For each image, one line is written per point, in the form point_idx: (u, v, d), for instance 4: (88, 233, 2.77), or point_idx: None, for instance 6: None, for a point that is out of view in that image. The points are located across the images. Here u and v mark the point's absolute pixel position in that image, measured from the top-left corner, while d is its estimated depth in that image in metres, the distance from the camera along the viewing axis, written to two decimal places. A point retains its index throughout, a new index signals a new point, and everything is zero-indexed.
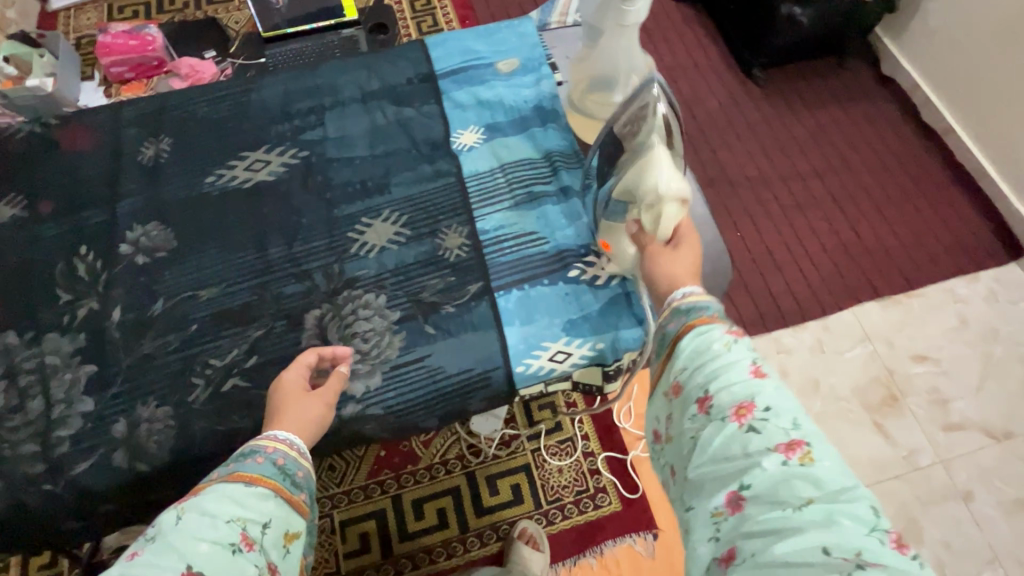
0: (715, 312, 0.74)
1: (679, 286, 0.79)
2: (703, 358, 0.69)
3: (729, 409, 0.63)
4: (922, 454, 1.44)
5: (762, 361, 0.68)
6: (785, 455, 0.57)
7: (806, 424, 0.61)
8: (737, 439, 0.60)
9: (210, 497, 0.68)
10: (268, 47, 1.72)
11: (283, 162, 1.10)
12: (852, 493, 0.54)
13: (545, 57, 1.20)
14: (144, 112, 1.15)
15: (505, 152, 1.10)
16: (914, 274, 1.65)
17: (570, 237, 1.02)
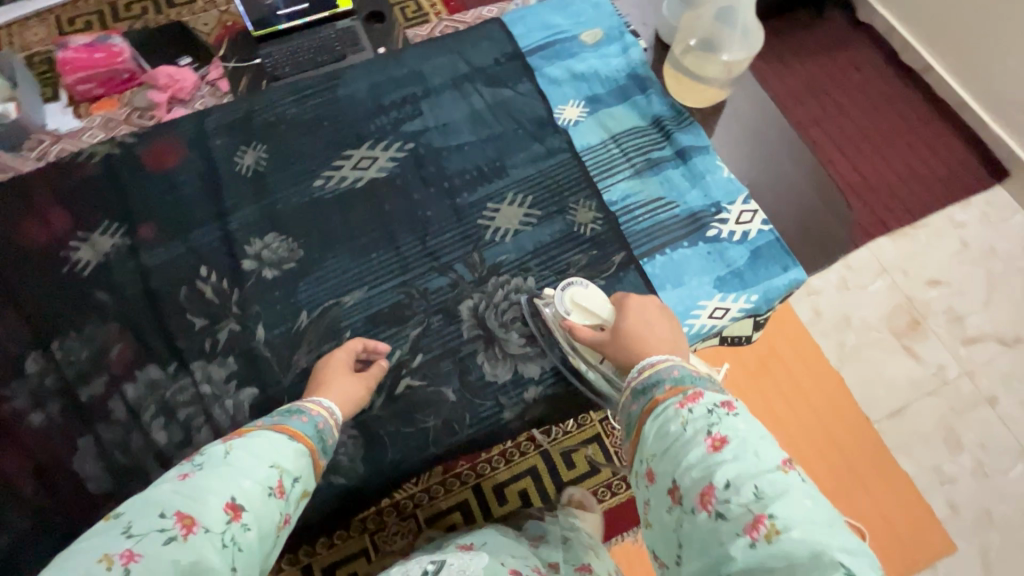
0: (666, 386, 0.76)
1: (650, 357, 0.82)
2: (668, 441, 0.70)
3: (696, 491, 0.64)
4: (950, 369, 1.56)
5: (719, 424, 0.68)
6: (751, 536, 0.58)
7: (767, 487, 0.61)
8: (707, 528, 0.62)
9: (259, 439, 0.72)
10: (261, 47, 1.63)
11: (393, 156, 1.16)
12: (827, 560, 0.54)
13: (625, 25, 1.26)
14: (229, 120, 1.20)
15: (613, 123, 1.17)
16: (918, 207, 1.76)
17: (699, 197, 1.09)
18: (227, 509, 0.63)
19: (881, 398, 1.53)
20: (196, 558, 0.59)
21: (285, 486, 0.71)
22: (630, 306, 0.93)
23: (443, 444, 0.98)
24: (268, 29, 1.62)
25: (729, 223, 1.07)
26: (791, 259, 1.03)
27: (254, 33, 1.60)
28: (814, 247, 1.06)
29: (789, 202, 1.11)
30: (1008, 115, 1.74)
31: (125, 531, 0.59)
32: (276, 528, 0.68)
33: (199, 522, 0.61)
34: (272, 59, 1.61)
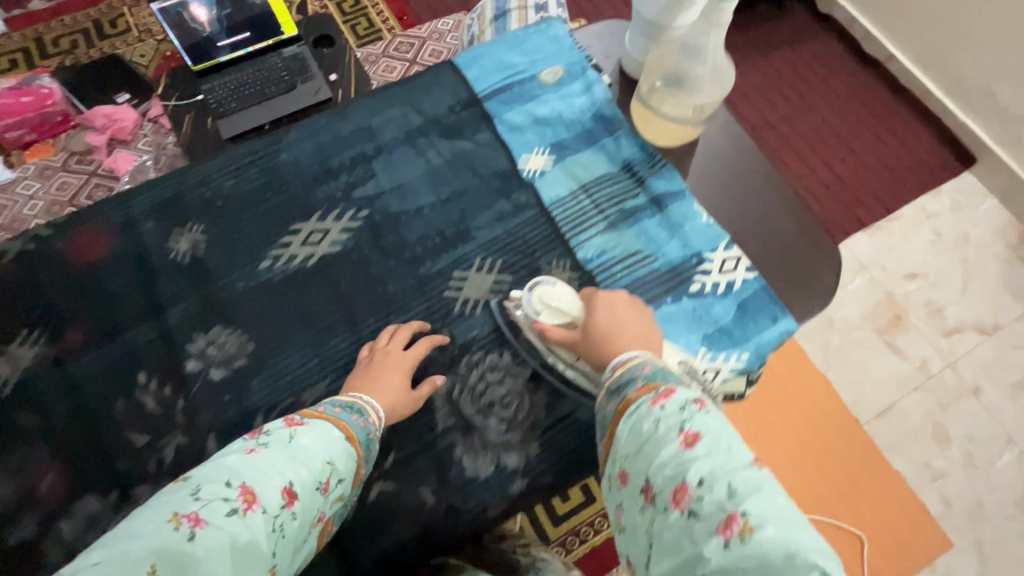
0: (638, 383, 0.74)
1: (619, 355, 0.81)
2: (643, 439, 0.68)
3: (667, 489, 0.62)
4: (934, 363, 1.56)
5: (692, 421, 0.66)
6: (725, 535, 0.56)
7: (742, 485, 0.59)
8: (678, 528, 0.59)
9: (315, 433, 0.76)
10: (202, 82, 1.51)
11: (348, 227, 1.09)
12: (797, 557, 0.53)
13: (586, 59, 1.18)
14: (160, 201, 1.11)
15: (582, 171, 1.10)
16: (891, 201, 1.75)
17: (679, 248, 1.02)
18: (277, 499, 0.67)
19: (870, 397, 1.52)
20: (244, 538, 0.62)
21: (329, 486, 0.74)
22: (601, 297, 0.90)
23: (426, 548, 0.91)
24: (209, 61, 1.51)
25: (712, 274, 1.00)
26: (780, 309, 0.97)
27: (194, 67, 1.49)
28: (794, 287, 1.02)
29: (772, 240, 1.04)
30: (973, 102, 1.73)
31: (194, 497, 0.64)
32: (309, 527, 0.71)
33: (257, 502, 0.65)
34: (217, 94, 1.50)
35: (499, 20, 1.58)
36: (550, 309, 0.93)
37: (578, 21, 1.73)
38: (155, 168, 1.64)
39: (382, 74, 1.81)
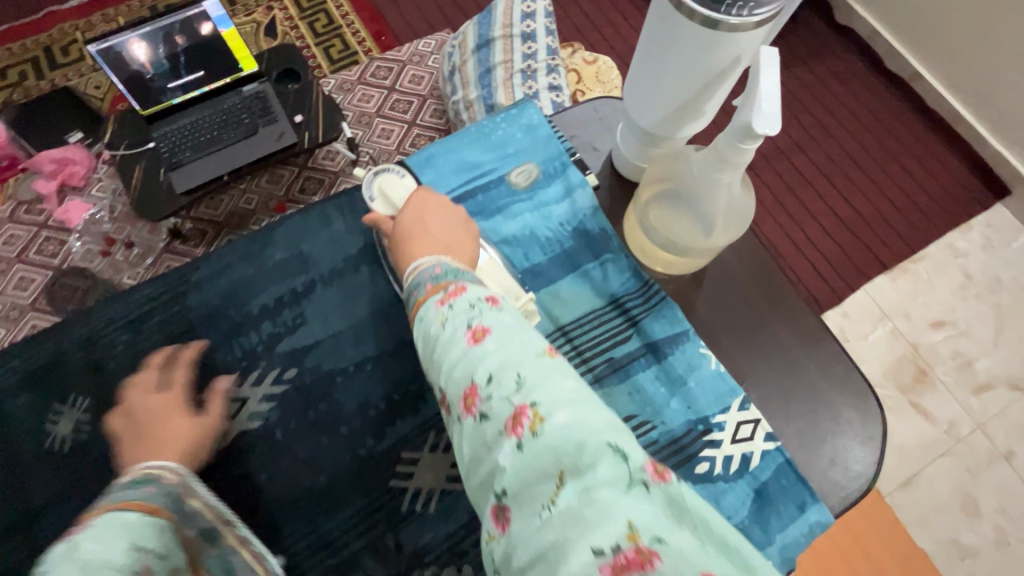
0: (427, 286, 0.43)
1: (415, 261, 0.47)
2: (425, 357, 0.40)
3: (456, 403, 0.37)
4: (963, 427, 1.42)
5: (483, 313, 0.39)
6: (515, 434, 0.32)
7: (538, 371, 0.35)
8: (473, 444, 0.35)
9: (103, 526, 0.37)
10: (155, 129, 1.22)
11: (269, 393, 0.56)
12: (592, 443, 0.31)
13: (569, 153, 0.66)
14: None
15: (558, 304, 0.60)
16: (915, 241, 1.59)
17: (679, 413, 0.56)
18: None
19: (898, 469, 1.39)
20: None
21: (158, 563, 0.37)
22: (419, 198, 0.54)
23: None
24: (162, 103, 1.22)
25: (724, 446, 0.55)
26: (811, 489, 0.54)
27: (140, 113, 1.20)
28: (844, 399, 0.58)
29: (832, 371, 0.59)
30: (1008, 129, 1.57)
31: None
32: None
33: None
34: (170, 142, 1.22)
35: (482, 50, 1.39)
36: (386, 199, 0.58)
37: (571, 45, 1.52)
38: (111, 219, 1.36)
39: (355, 103, 1.59)
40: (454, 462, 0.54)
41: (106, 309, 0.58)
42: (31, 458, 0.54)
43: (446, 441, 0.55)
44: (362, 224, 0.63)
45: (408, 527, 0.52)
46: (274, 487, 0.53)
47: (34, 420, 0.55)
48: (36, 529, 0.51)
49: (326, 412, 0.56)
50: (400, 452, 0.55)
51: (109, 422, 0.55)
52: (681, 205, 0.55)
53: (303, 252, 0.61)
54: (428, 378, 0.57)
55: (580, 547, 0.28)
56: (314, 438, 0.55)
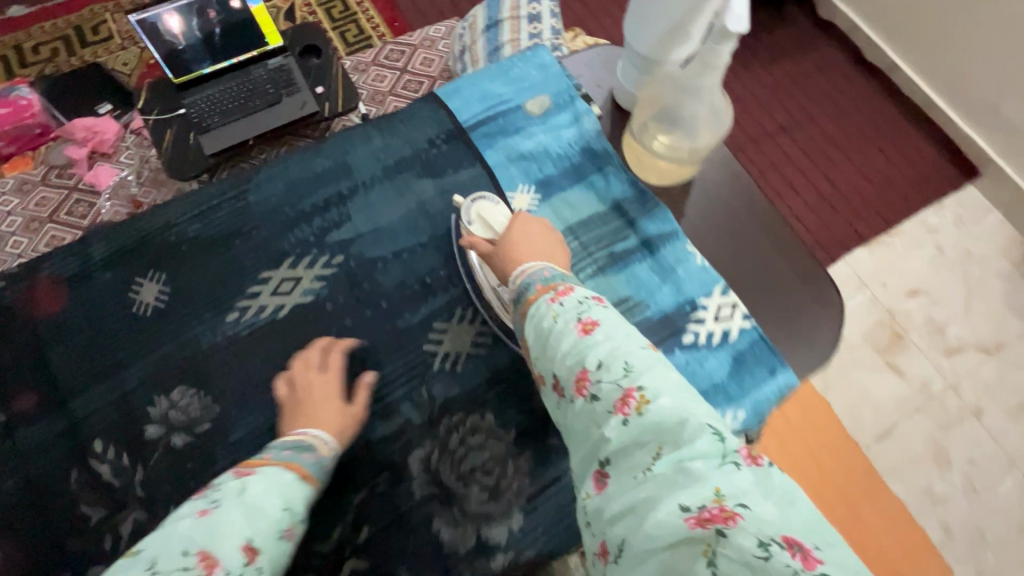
0: (537, 286, 0.51)
1: (523, 265, 0.54)
2: (535, 350, 0.49)
3: (566, 387, 0.45)
4: (936, 384, 1.34)
5: (591, 310, 0.47)
6: (622, 413, 0.40)
7: (641, 363, 0.43)
8: (581, 422, 0.43)
9: (266, 477, 0.47)
10: (183, 97, 1.11)
11: (320, 274, 0.65)
12: (689, 424, 0.38)
13: (577, 88, 0.76)
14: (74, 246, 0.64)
15: (569, 209, 0.69)
16: (892, 213, 1.48)
17: (670, 297, 0.66)
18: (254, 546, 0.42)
19: (872, 420, 1.32)
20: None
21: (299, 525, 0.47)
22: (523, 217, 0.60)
23: None
24: (191, 73, 1.11)
25: (709, 321, 0.65)
26: (779, 357, 0.63)
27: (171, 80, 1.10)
28: (809, 282, 0.68)
29: (799, 261, 0.69)
30: (978, 117, 1.45)
31: (148, 568, 0.39)
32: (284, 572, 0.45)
33: (219, 563, 0.40)
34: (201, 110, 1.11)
35: (491, 30, 1.50)
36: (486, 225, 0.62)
37: (573, 30, 1.63)
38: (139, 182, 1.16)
39: (370, 83, 1.69)
40: (478, 332, 0.64)
41: (181, 203, 0.67)
42: (117, 321, 0.62)
43: (470, 315, 0.65)
44: (399, 143, 0.72)
45: (440, 381, 0.61)
46: (326, 348, 0.62)
47: (117, 291, 0.63)
48: (120, 377, 0.60)
49: (368, 290, 0.65)
50: (432, 323, 0.64)
51: (183, 294, 0.63)
52: (671, 121, 0.65)
53: (349, 163, 0.71)
54: (456, 266, 0.67)
55: (671, 502, 0.35)
56: (358, 311, 0.64)
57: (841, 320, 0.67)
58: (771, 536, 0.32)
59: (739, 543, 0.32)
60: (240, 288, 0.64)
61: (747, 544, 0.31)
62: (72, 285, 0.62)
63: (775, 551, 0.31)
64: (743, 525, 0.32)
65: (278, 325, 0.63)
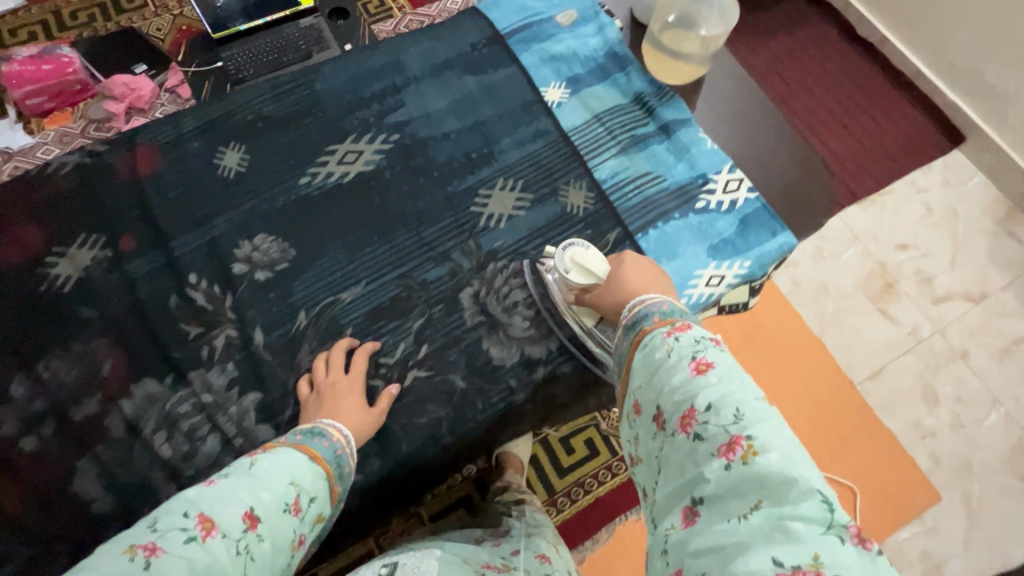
0: (657, 319, 0.45)
1: (644, 297, 0.48)
2: (639, 380, 0.43)
3: (666, 418, 0.39)
4: (925, 329, 1.16)
5: (710, 349, 0.41)
6: (726, 458, 0.35)
7: (757, 411, 0.36)
8: (675, 456, 0.38)
9: (277, 455, 0.43)
10: (222, 53, 1.02)
11: (378, 148, 0.75)
12: (801, 485, 0.32)
13: (600, 5, 0.87)
14: (173, 121, 0.74)
15: (596, 100, 0.79)
16: (884, 170, 1.29)
17: (684, 172, 0.75)
18: (256, 514, 0.38)
19: (862, 357, 1.13)
20: (219, 570, 0.35)
21: (309, 504, 0.42)
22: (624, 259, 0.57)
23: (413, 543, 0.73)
24: (228, 30, 1.02)
25: (718, 190, 0.74)
26: (779, 221, 0.72)
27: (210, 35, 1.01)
28: (803, 164, 0.79)
29: (794, 148, 0.80)
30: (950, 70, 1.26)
31: (151, 525, 0.36)
32: (292, 555, 0.41)
33: (218, 526, 0.37)
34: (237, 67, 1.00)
35: None
36: (582, 271, 0.60)
37: None
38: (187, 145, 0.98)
39: None
40: (518, 197, 0.73)
41: (259, 90, 0.77)
42: (210, 178, 0.71)
43: (510, 184, 0.74)
44: (444, 47, 0.82)
45: (486, 235, 0.71)
46: (385, 208, 0.72)
47: (207, 158, 0.73)
48: (210, 226, 0.69)
49: (421, 162, 0.74)
50: (478, 190, 0.73)
51: (261, 161, 0.73)
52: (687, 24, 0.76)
53: (401, 61, 0.81)
54: (496, 146, 0.76)
55: (762, 556, 0.30)
56: (413, 179, 0.73)
57: (832, 194, 0.77)
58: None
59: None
60: (310, 158, 0.74)
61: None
62: (166, 151, 0.72)
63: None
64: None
65: (342, 189, 0.72)
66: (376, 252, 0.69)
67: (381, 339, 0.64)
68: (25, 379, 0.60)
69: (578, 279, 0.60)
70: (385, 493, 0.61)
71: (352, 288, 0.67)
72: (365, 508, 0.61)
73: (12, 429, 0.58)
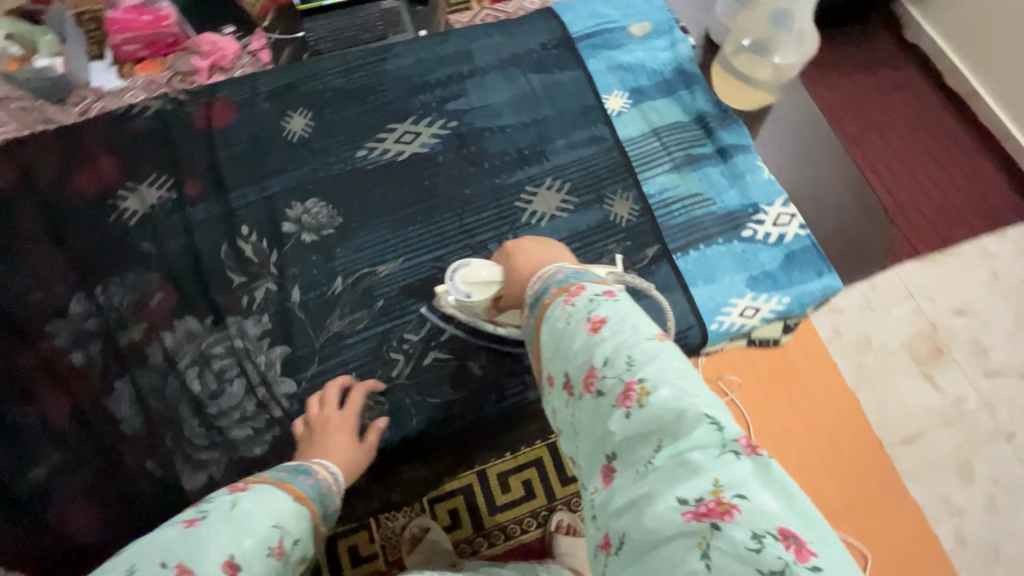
0: (548, 284, 0.46)
1: (540, 265, 0.49)
2: (546, 349, 0.44)
3: (573, 384, 0.41)
4: (971, 402, 1.09)
5: (600, 304, 0.42)
6: (625, 406, 0.37)
7: (646, 353, 0.38)
8: (586, 418, 0.40)
9: (259, 493, 0.40)
10: (306, 24, 1.05)
11: (435, 133, 0.77)
12: (691, 417, 0.35)
13: (675, 21, 0.86)
14: (251, 82, 0.78)
15: (656, 115, 0.79)
16: (950, 229, 1.22)
17: (735, 199, 0.74)
18: (238, 562, 0.35)
19: (898, 420, 1.07)
20: None
21: (293, 547, 0.39)
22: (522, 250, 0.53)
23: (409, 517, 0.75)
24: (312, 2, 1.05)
25: (769, 222, 0.73)
26: (826, 263, 0.70)
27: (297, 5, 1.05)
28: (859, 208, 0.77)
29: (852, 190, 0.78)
30: None
31: None
32: None
33: None
34: (319, 37, 1.04)
35: None
36: (476, 289, 0.58)
37: None
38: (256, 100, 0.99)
39: None
40: (563, 199, 0.74)
41: (332, 63, 0.80)
42: (276, 139, 0.75)
43: (557, 185, 0.74)
44: (514, 43, 0.83)
45: (525, 232, 0.71)
46: (432, 188, 0.74)
47: (275, 120, 0.76)
48: (267, 184, 0.73)
49: (473, 151, 0.76)
50: (525, 186, 0.74)
51: (324, 129, 0.76)
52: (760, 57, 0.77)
53: (469, 51, 0.82)
54: (548, 145, 0.77)
55: (668, 498, 0.33)
56: (463, 166, 0.75)
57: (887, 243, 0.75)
58: (766, 529, 0.30)
59: (733, 538, 0.30)
60: (369, 133, 0.76)
61: (739, 536, 0.30)
62: (238, 108, 0.76)
63: (767, 543, 0.30)
64: (739, 518, 0.31)
65: (394, 167, 0.74)
66: (418, 231, 0.71)
67: (409, 315, 0.66)
68: (84, 299, 0.65)
69: (470, 297, 0.59)
70: (390, 463, 0.63)
71: (390, 263, 0.69)
72: (368, 474, 0.63)
73: (64, 342, 0.63)
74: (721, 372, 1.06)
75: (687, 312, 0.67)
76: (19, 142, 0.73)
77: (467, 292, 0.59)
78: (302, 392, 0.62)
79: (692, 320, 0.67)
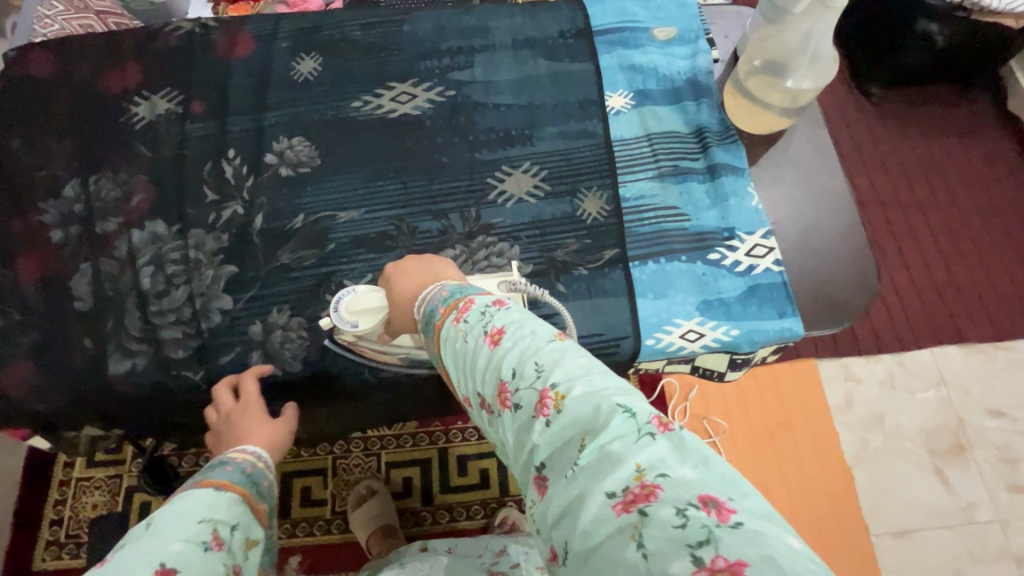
0: (439, 307, 0.45)
1: (424, 290, 0.49)
2: (458, 373, 0.41)
3: (488, 402, 0.38)
4: (983, 513, 0.97)
5: (494, 316, 0.39)
6: (543, 415, 0.34)
7: (549, 351, 0.36)
8: (511, 435, 0.36)
9: (175, 503, 0.40)
10: None
11: (430, 98, 0.78)
12: (605, 407, 0.32)
13: (704, 31, 0.83)
14: (282, 24, 0.82)
15: (655, 120, 0.76)
16: (1004, 318, 1.09)
17: (713, 219, 0.70)
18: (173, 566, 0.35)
19: (892, 510, 0.97)
20: None
21: (229, 533, 0.40)
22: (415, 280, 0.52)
23: None
24: None
25: (741, 250, 0.69)
26: (792, 305, 0.66)
27: None
28: (853, 258, 0.71)
29: (851, 238, 0.72)
30: None
31: None
32: None
33: None
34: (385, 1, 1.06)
35: None
36: (364, 318, 0.58)
37: None
38: None
39: None
40: (535, 185, 0.73)
41: (354, 15, 0.83)
42: (285, 76, 0.79)
43: (533, 171, 0.74)
44: (534, 26, 0.83)
45: (489, 209, 0.71)
46: (413, 150, 0.75)
47: (288, 60, 0.80)
48: (263, 116, 0.76)
49: (463, 122, 0.77)
50: (501, 166, 0.74)
51: (328, 76, 0.79)
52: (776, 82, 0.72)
53: (487, 27, 0.83)
54: (536, 130, 0.76)
55: (596, 495, 0.30)
56: (449, 135, 0.76)
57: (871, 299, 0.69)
58: (691, 501, 0.27)
59: (662, 519, 0.27)
60: (369, 86, 0.79)
61: (666, 515, 0.27)
62: (258, 43, 0.81)
63: (691, 515, 0.27)
64: (665, 497, 0.28)
65: (384, 123, 0.76)
66: (388, 187, 0.73)
67: (354, 264, 0.68)
68: (78, 185, 0.71)
69: (358, 328, 0.58)
70: (300, 396, 0.66)
71: (351, 211, 0.71)
72: (278, 399, 0.66)
73: (51, 219, 0.69)
74: (705, 413, 1.00)
75: (625, 320, 0.65)
76: (66, 39, 0.80)
77: (353, 323, 0.58)
78: (236, 311, 0.65)
79: (630, 329, 0.65)
